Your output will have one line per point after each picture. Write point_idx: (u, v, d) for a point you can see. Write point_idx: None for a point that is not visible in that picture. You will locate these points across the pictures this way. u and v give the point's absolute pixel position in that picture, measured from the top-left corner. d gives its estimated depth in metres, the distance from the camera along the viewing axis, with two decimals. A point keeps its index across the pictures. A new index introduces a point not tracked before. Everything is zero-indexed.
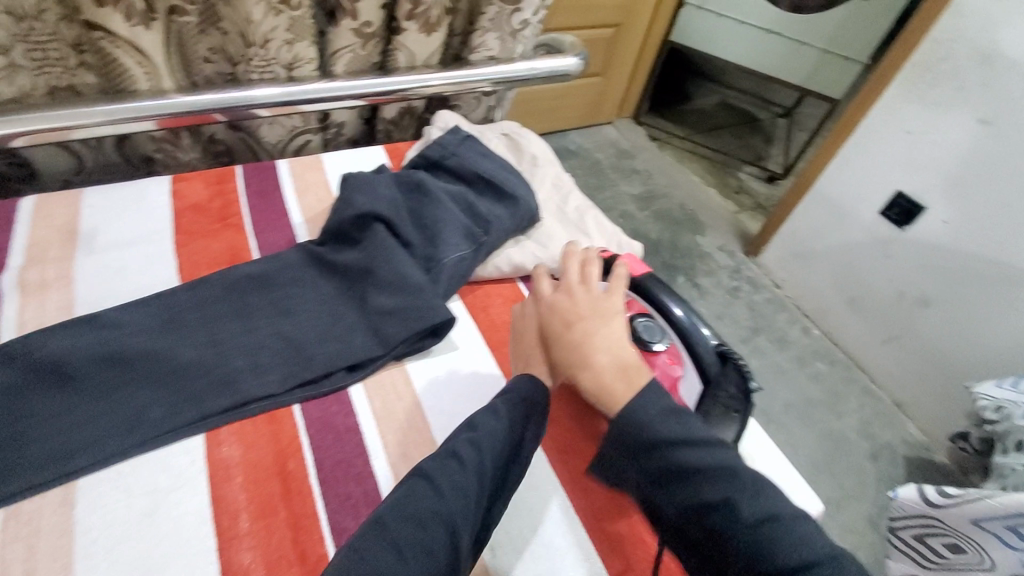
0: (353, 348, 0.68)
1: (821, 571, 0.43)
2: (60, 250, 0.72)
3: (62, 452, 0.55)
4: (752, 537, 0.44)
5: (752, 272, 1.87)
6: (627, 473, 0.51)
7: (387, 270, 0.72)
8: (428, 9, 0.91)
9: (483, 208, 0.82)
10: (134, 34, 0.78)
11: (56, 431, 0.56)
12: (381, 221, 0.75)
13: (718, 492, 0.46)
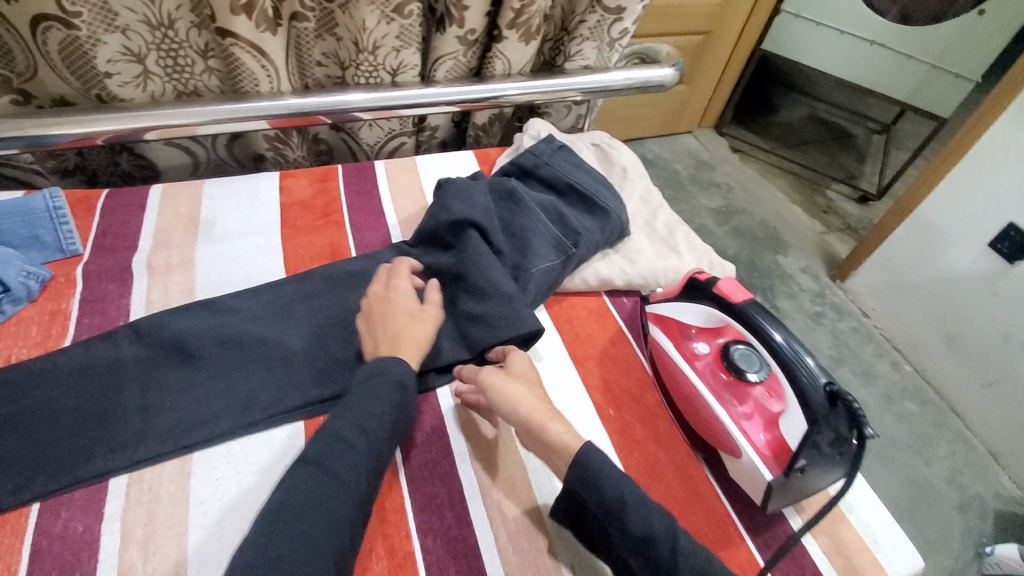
0: (442, 349, 0.70)
1: None
2: (184, 236, 0.78)
3: (183, 426, 0.60)
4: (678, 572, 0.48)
5: (837, 297, 1.76)
6: (581, 506, 0.55)
7: (478, 275, 0.72)
8: (531, 18, 0.92)
9: (574, 219, 0.81)
10: (260, 39, 0.81)
11: (178, 406, 0.61)
12: (475, 227, 0.76)
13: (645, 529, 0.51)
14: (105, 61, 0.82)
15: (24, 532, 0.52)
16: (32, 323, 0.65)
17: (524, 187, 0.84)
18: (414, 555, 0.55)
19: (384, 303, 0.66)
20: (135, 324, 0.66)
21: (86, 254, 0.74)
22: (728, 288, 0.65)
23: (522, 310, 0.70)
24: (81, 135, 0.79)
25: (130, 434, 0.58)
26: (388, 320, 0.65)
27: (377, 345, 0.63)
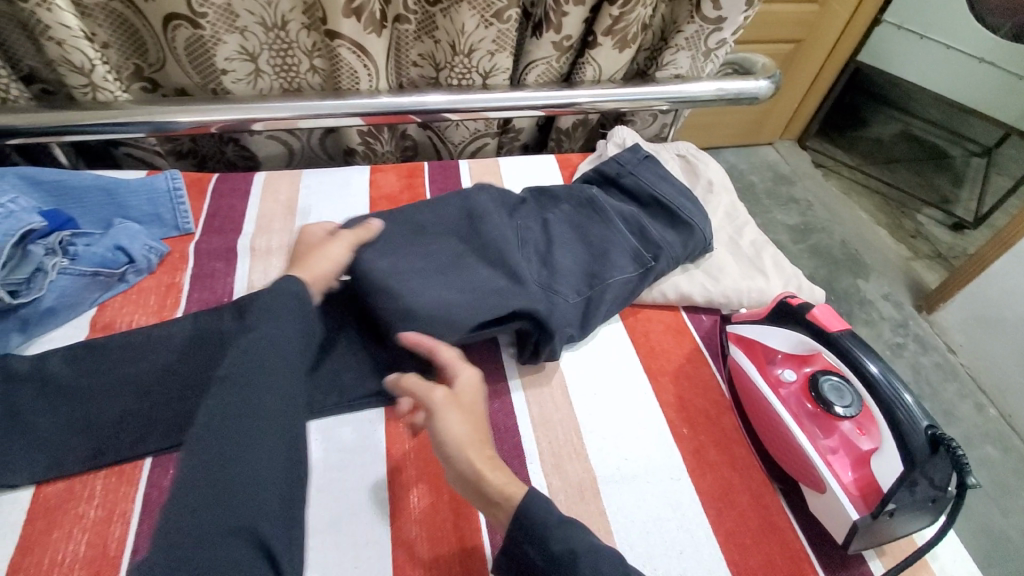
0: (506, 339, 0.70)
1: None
2: (284, 222, 0.83)
3: None
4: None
5: (921, 328, 1.64)
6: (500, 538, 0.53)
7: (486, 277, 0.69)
8: (629, 25, 0.91)
9: (655, 232, 0.79)
10: (366, 41, 0.86)
11: None
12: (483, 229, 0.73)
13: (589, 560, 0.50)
14: (224, 57, 0.88)
15: (137, 482, 0.57)
16: (150, 293, 0.71)
17: (606, 197, 0.82)
18: (484, 547, 0.57)
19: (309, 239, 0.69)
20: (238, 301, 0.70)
21: (197, 233, 0.80)
22: (824, 317, 0.63)
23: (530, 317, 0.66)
24: (199, 122, 0.86)
25: None
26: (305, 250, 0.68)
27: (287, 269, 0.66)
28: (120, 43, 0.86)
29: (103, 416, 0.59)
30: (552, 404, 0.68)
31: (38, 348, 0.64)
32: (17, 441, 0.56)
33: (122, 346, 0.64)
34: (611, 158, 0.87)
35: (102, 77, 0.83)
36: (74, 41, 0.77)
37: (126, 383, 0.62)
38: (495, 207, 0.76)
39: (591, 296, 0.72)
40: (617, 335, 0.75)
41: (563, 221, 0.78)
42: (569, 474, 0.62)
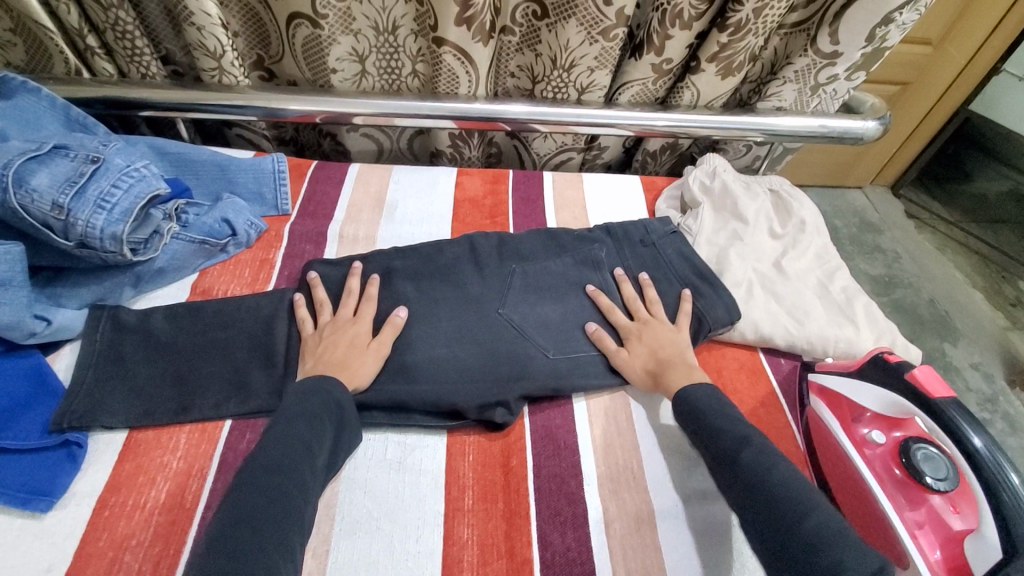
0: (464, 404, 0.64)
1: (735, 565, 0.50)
2: (372, 213, 0.87)
3: None
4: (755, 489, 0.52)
5: (1012, 408, 1.52)
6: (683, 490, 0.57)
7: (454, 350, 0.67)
8: (735, 54, 0.90)
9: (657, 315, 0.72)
10: (473, 49, 0.88)
11: None
12: (486, 300, 0.72)
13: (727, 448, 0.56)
14: (336, 58, 0.93)
15: (216, 442, 0.59)
16: (245, 266, 0.76)
17: (615, 260, 0.79)
18: (533, 564, 0.55)
19: (337, 330, 0.65)
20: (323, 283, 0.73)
21: (292, 214, 0.84)
22: (925, 377, 0.58)
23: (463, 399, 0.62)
24: (306, 112, 0.90)
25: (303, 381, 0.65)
26: (334, 344, 0.64)
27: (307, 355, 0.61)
28: (247, 32, 0.93)
29: (193, 374, 0.63)
30: (614, 428, 0.67)
31: (144, 304, 0.70)
32: (118, 386, 0.61)
33: (216, 312, 0.68)
34: (639, 223, 0.82)
35: (230, 61, 0.89)
36: (212, 27, 0.84)
37: (216, 347, 0.65)
38: (550, 242, 0.79)
39: (573, 362, 0.69)
40: None
41: (558, 276, 0.76)
42: (625, 502, 0.60)
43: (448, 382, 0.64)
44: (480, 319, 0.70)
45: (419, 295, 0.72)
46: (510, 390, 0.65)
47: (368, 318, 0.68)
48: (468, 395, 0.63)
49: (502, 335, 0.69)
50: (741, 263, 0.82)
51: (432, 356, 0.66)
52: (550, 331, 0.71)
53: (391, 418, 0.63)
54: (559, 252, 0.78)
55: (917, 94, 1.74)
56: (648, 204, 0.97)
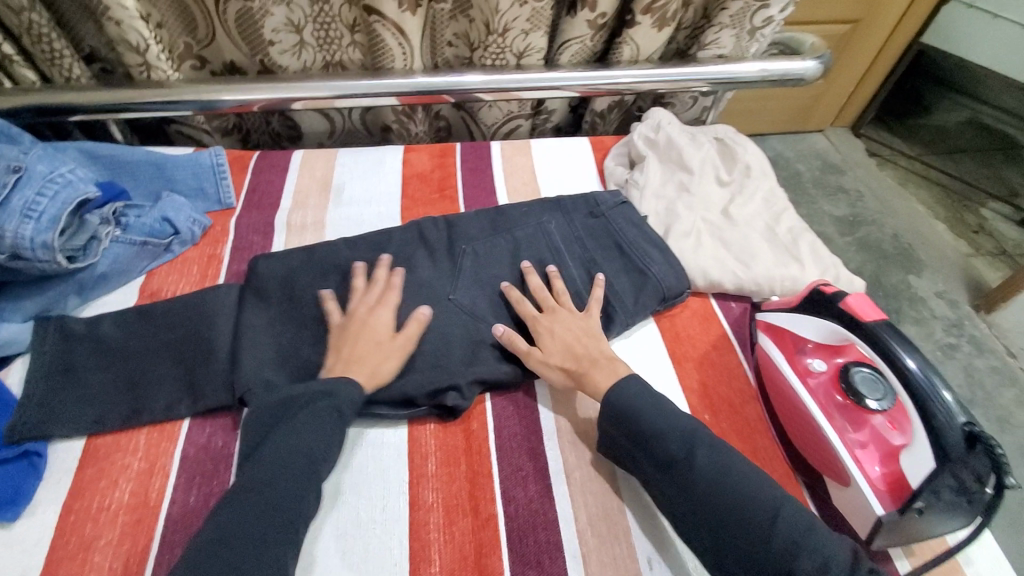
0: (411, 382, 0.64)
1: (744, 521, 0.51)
2: (318, 198, 0.86)
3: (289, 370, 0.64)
4: (702, 487, 0.53)
5: (977, 330, 1.58)
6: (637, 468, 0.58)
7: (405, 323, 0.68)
8: (668, 3, 0.90)
9: (567, 303, 0.71)
10: (402, 19, 0.86)
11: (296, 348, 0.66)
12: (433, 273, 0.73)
13: (677, 446, 0.55)
14: (271, 29, 0.89)
15: (177, 440, 0.60)
16: (193, 263, 0.75)
17: (566, 234, 0.80)
18: (497, 520, 0.57)
19: (355, 315, 0.66)
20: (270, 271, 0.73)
21: (237, 207, 0.83)
22: (858, 305, 0.60)
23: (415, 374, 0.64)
24: (242, 101, 0.88)
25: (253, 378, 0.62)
26: (359, 334, 0.63)
27: (338, 360, 0.62)
28: (172, 22, 0.89)
29: (146, 377, 0.63)
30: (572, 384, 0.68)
31: (92, 311, 0.69)
32: (70, 397, 0.61)
33: (167, 312, 0.67)
34: (590, 197, 0.84)
35: (154, 56, 0.87)
36: (129, 20, 0.81)
37: (168, 347, 0.65)
38: (485, 221, 0.80)
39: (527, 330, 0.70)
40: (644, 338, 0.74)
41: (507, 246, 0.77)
42: (584, 453, 0.63)
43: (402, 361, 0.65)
44: (425, 295, 0.71)
45: (370, 281, 0.72)
46: (464, 360, 0.66)
47: (392, 305, 0.67)
48: (421, 369, 0.64)
49: (453, 307, 0.70)
50: (690, 214, 0.84)
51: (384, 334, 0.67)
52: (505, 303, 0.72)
53: None
54: (494, 225, 0.80)
55: (865, 31, 1.75)
56: (597, 164, 0.97)
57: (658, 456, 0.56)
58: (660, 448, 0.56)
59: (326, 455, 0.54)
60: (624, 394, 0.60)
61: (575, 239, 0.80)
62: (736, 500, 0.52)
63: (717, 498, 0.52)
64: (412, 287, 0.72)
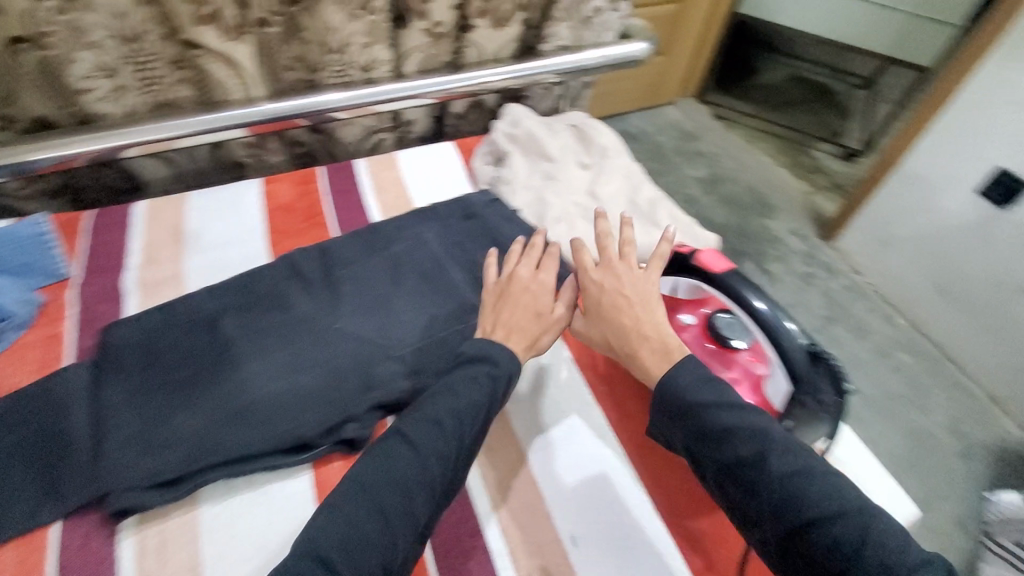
0: (305, 424, 0.61)
1: (831, 524, 0.48)
2: (172, 250, 0.79)
3: (164, 441, 0.58)
4: (777, 490, 0.50)
5: (828, 257, 1.78)
6: (706, 469, 0.55)
7: (291, 363, 0.65)
8: (499, 4, 0.94)
9: (628, 261, 0.67)
10: (228, 48, 0.83)
11: (167, 415, 0.60)
12: (313, 306, 0.71)
13: (751, 448, 0.52)
14: (81, 77, 0.79)
15: (43, 551, 0.53)
16: (31, 349, 0.67)
17: (444, 241, 0.81)
18: None
19: (513, 276, 0.70)
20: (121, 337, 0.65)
21: (76, 275, 0.74)
22: (708, 259, 0.67)
23: (309, 414, 0.61)
24: (61, 158, 0.78)
25: (123, 461, 0.56)
26: (514, 299, 0.68)
27: (494, 323, 0.66)
28: None
29: None
30: None
31: None
32: None
33: (7, 410, 0.59)
34: (462, 201, 0.86)
35: None
36: None
37: (16, 451, 0.57)
38: (361, 242, 0.79)
39: (422, 344, 0.70)
40: None
41: (387, 264, 0.77)
42: (497, 452, 0.64)
43: (294, 404, 0.62)
44: (309, 329, 0.68)
45: (245, 326, 0.68)
46: (360, 388, 0.64)
47: (552, 271, 0.72)
48: (316, 409, 0.62)
49: (340, 335, 0.68)
50: (559, 201, 0.88)
51: (265, 377, 0.64)
52: (396, 320, 0.71)
53: (236, 467, 0.58)
54: (371, 245, 0.79)
55: (689, 8, 1.92)
56: (466, 167, 0.99)
57: (727, 458, 0.53)
58: (731, 450, 0.52)
59: (480, 418, 0.58)
60: (681, 379, 0.57)
61: (455, 244, 0.81)
62: (814, 506, 0.48)
63: (795, 503, 0.49)
64: (294, 326, 0.69)
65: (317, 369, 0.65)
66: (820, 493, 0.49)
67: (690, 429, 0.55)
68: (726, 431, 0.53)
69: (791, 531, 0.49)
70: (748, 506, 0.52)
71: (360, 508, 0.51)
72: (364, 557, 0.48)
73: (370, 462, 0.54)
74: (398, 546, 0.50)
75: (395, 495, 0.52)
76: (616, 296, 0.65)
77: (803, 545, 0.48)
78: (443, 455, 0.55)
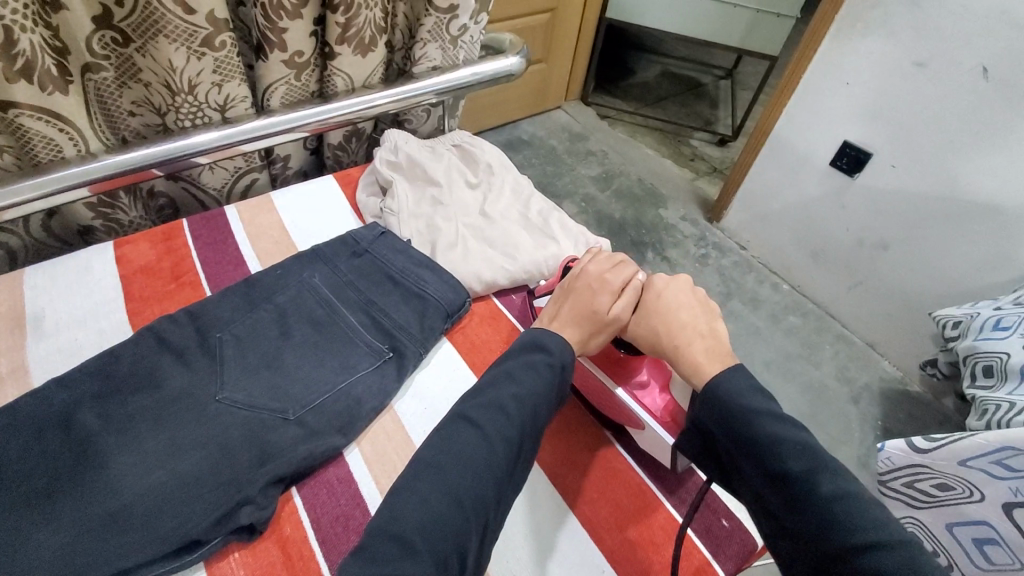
0: (192, 516, 0.54)
1: (879, 551, 0.45)
2: (8, 339, 0.68)
3: (13, 573, 0.49)
4: (822, 510, 0.48)
5: (717, 237, 1.91)
6: (752, 480, 0.53)
7: (171, 448, 0.58)
8: (361, 30, 0.89)
9: (687, 293, 0.66)
10: (52, 102, 0.72)
11: (15, 540, 0.50)
12: (188, 378, 0.64)
13: (802, 464, 0.50)
14: None
15: None
16: None
17: (333, 284, 0.76)
18: None
19: (587, 277, 0.68)
20: None
21: None
22: None
23: (198, 503, 0.55)
24: None
25: None
26: (575, 300, 0.66)
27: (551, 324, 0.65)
28: None
29: None
30: (384, 436, 0.66)
31: None
32: None
33: None
34: (347, 237, 0.81)
35: None
36: None
37: None
38: (241, 297, 0.72)
39: (322, 401, 0.65)
40: (441, 360, 0.74)
41: (274, 317, 0.71)
42: None
43: (177, 495, 0.55)
44: (188, 406, 0.61)
45: (107, 415, 0.59)
46: (253, 464, 0.58)
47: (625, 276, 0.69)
48: (206, 497, 0.55)
49: (225, 409, 0.61)
50: (450, 225, 0.86)
51: (137, 469, 0.56)
52: (289, 379, 0.66)
53: None
54: (252, 299, 0.72)
55: (559, 17, 1.98)
56: (350, 200, 0.94)
57: (773, 470, 0.51)
58: (779, 463, 0.51)
59: (544, 406, 0.57)
60: (728, 387, 0.56)
61: (347, 284, 0.76)
62: (866, 535, 0.46)
63: (844, 529, 0.46)
64: (170, 406, 0.61)
65: (205, 449, 0.58)
66: (870, 521, 0.46)
67: (734, 434, 0.54)
68: (777, 441, 0.51)
69: (836, 562, 0.46)
70: (790, 520, 0.49)
71: (429, 501, 0.47)
72: (441, 540, 0.45)
73: (437, 444, 0.52)
74: (474, 526, 0.48)
75: (466, 479, 0.49)
76: (673, 320, 0.64)
77: (846, 574, 0.45)
78: (509, 437, 0.53)
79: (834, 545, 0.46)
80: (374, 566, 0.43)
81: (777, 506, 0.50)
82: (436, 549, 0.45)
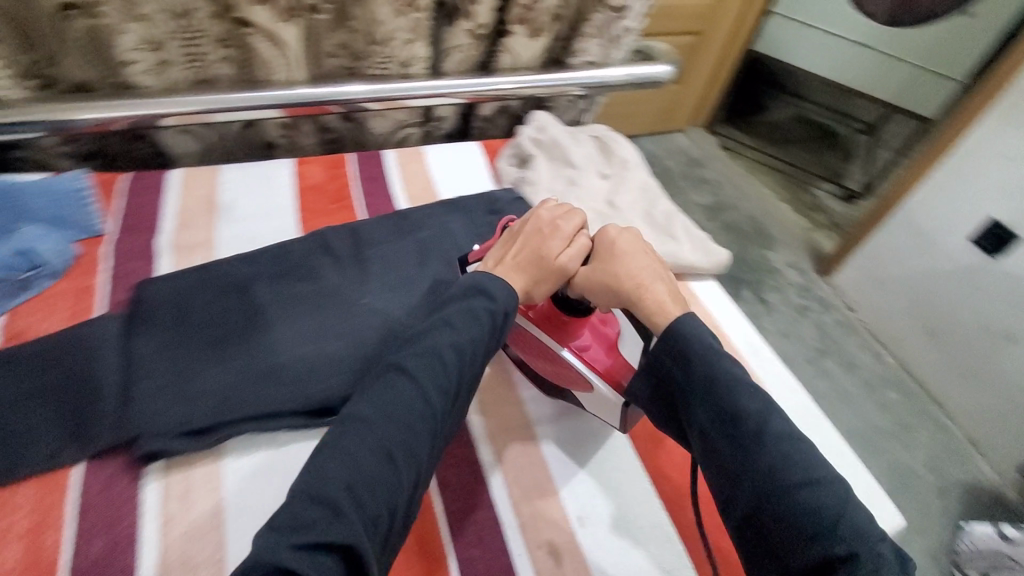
0: (330, 388, 0.63)
1: (806, 483, 0.51)
2: (203, 218, 0.81)
3: (192, 395, 0.60)
4: (762, 445, 0.54)
5: (823, 292, 1.81)
6: (700, 421, 0.57)
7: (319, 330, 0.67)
8: (539, 14, 0.99)
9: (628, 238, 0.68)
10: (278, 28, 0.86)
11: (196, 371, 0.62)
12: (340, 280, 0.73)
13: (753, 404, 0.56)
14: (129, 48, 0.81)
15: (69, 488, 0.54)
16: (64, 299, 0.69)
17: (469, 234, 0.84)
18: (433, 506, 0.61)
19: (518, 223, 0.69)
20: (149, 292, 0.67)
21: (110, 233, 0.77)
22: None
23: (337, 379, 0.64)
24: (103, 120, 0.80)
25: (152, 410, 0.58)
26: (522, 245, 0.67)
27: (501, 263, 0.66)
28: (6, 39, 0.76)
29: (20, 430, 0.56)
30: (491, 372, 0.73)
31: None
32: None
33: (38, 355, 0.60)
34: (486, 197, 0.89)
35: None
36: None
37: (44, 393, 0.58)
38: (390, 226, 0.81)
39: None
40: None
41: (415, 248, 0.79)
42: (505, 441, 0.68)
43: (320, 369, 0.64)
44: (338, 301, 0.71)
45: (276, 292, 0.70)
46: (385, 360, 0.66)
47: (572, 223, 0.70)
48: (343, 376, 0.64)
49: (368, 310, 0.71)
50: (580, 206, 0.92)
51: (291, 340, 0.66)
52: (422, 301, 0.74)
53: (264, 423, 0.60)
54: (399, 229, 0.81)
55: (708, 39, 1.99)
56: (489, 167, 1.02)
57: (728, 409, 0.56)
58: (736, 404, 0.56)
59: (481, 348, 0.59)
60: (688, 335, 0.60)
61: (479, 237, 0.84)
62: (801, 475, 0.52)
63: (783, 468, 0.52)
64: (323, 298, 0.71)
65: (345, 338, 0.67)
66: (805, 463, 0.53)
67: (693, 373, 0.58)
68: (729, 385, 0.56)
69: (767, 490, 0.52)
70: (729, 454, 0.55)
71: (369, 436, 0.50)
72: (374, 497, 0.47)
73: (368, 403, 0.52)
74: (404, 479, 0.50)
75: (394, 428, 0.51)
76: (627, 265, 0.65)
77: (775, 499, 0.52)
78: (441, 386, 0.55)
79: (764, 476, 0.53)
80: (293, 531, 0.44)
81: (718, 441, 0.56)
82: (364, 507, 0.47)
